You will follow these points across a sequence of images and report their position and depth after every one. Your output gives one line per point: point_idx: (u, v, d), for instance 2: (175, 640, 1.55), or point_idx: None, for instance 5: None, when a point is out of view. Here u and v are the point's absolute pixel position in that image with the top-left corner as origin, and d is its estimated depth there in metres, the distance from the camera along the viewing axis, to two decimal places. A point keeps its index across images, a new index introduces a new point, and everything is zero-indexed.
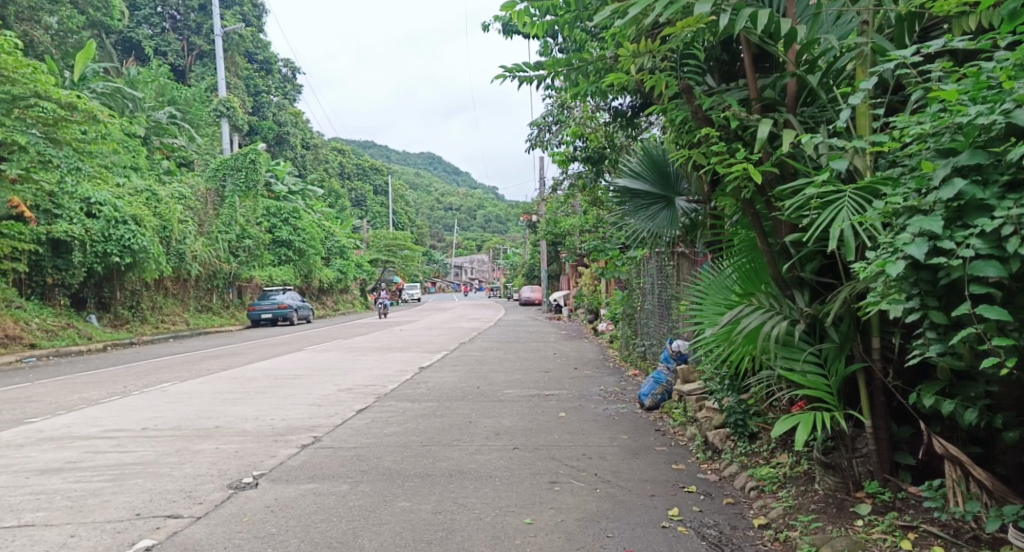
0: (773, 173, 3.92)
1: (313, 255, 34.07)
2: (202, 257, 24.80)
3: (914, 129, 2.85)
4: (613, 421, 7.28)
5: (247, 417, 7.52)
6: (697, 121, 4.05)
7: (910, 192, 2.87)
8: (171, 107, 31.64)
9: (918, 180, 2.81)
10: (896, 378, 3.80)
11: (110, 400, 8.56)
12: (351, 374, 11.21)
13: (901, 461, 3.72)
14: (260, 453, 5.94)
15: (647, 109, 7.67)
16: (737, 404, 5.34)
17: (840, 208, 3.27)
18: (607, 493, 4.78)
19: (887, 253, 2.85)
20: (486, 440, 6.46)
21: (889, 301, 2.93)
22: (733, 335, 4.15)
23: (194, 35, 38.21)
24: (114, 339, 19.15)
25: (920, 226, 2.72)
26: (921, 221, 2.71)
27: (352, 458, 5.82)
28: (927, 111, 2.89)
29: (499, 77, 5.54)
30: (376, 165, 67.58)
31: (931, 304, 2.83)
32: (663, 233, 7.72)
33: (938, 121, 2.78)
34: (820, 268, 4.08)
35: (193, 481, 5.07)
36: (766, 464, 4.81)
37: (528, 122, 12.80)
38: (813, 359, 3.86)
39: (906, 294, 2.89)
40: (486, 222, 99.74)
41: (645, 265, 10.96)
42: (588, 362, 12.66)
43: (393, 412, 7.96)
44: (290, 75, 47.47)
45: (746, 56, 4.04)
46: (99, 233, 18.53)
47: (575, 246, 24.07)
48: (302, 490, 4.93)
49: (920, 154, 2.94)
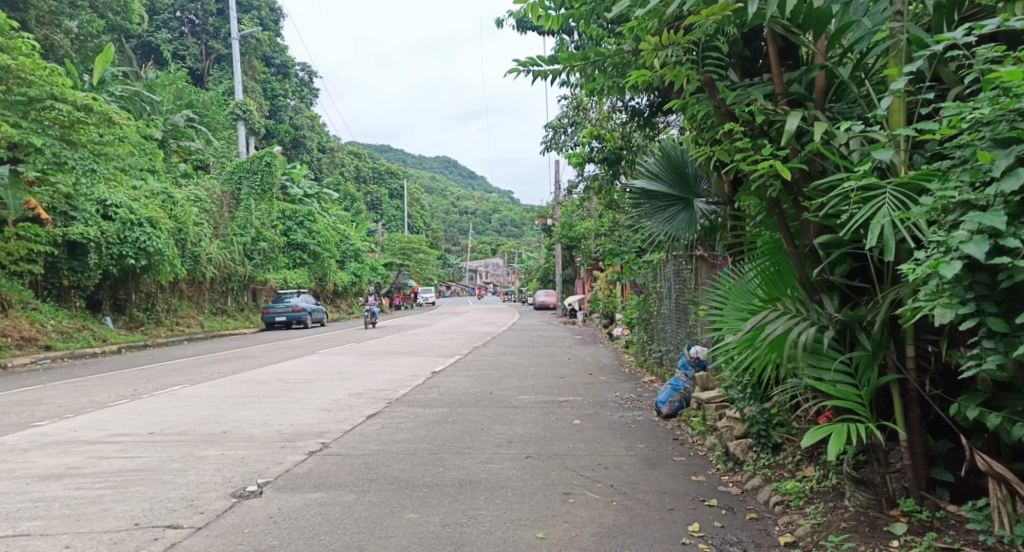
0: (802, 171, 3.71)
1: (329, 258, 34.10)
2: (218, 260, 24.84)
3: (970, 115, 2.62)
4: (630, 428, 7.07)
5: (255, 422, 7.39)
6: (719, 116, 3.85)
7: (963, 185, 2.68)
8: (189, 110, 31.83)
9: (972, 172, 2.61)
10: (933, 388, 3.58)
11: (120, 404, 8.48)
12: (363, 378, 11.08)
13: (939, 477, 3.49)
14: (266, 460, 5.79)
15: (665, 108, 7.47)
16: (759, 413, 5.12)
17: (879, 206, 3.08)
18: (623, 506, 4.58)
19: (939, 252, 2.64)
20: (498, 448, 6.27)
21: (941, 304, 2.71)
22: (757, 342, 3.92)
23: (212, 40, 38.47)
24: (129, 342, 19.18)
25: (978, 224, 2.51)
26: (979, 216, 2.50)
27: (361, 466, 5.66)
28: (982, 97, 2.66)
29: (511, 71, 5.37)
30: (392, 169, 67.72)
31: (989, 309, 2.65)
32: (681, 236, 7.51)
33: (997, 107, 2.56)
34: (851, 271, 3.87)
35: (195, 489, 4.92)
36: (791, 477, 4.59)
37: (543, 124, 12.65)
38: (843, 368, 3.64)
39: (960, 299, 2.70)
40: (501, 226, 99.68)
41: (662, 269, 10.74)
42: (604, 368, 12.45)
43: (404, 418, 7.81)
44: (307, 79, 47.67)
45: (771, 48, 3.85)
46: (115, 235, 18.58)
47: (591, 250, 23.86)
48: (308, 500, 4.77)
49: (973, 145, 2.72)
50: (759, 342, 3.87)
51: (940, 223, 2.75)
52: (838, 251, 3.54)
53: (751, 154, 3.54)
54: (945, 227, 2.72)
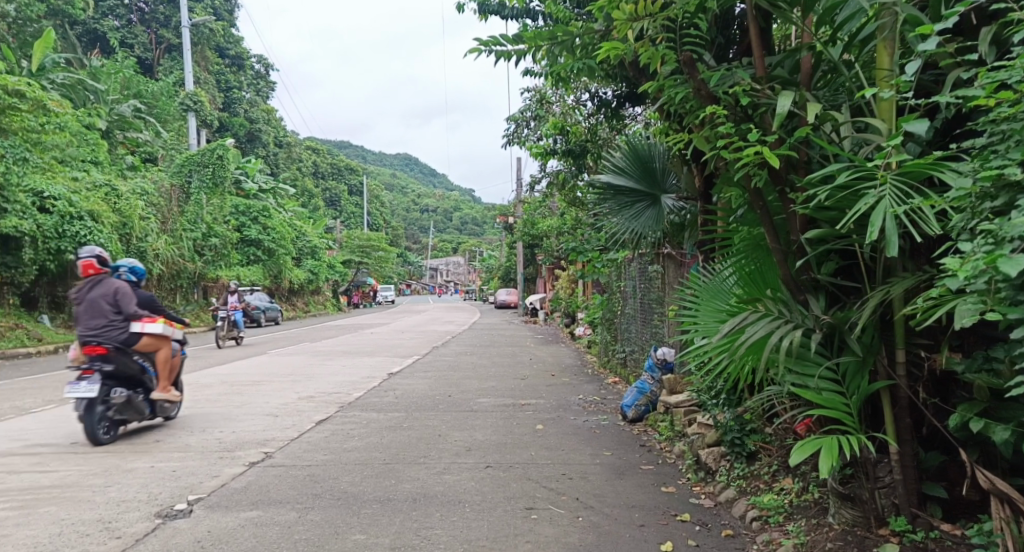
0: (788, 160, 3.40)
1: (284, 255, 33.19)
2: (165, 255, 23.77)
3: None
4: (594, 434, 6.74)
5: (192, 429, 6.84)
6: (700, 99, 3.53)
7: (1012, 164, 2.31)
8: (138, 100, 30.59)
9: None
10: (924, 397, 3.32)
11: (44, 410, 7.83)
12: (313, 381, 10.53)
13: (932, 493, 3.24)
14: (200, 473, 5.29)
15: (634, 99, 7.12)
16: (733, 419, 4.84)
17: (877, 200, 2.82)
18: (589, 523, 4.23)
19: (987, 242, 2.28)
20: (456, 457, 5.87)
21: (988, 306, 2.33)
22: (736, 347, 3.61)
23: (163, 28, 37.10)
24: (68, 341, 18.21)
25: None
26: None
27: (306, 479, 5.19)
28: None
29: (472, 51, 4.97)
30: (350, 165, 66.54)
31: None
32: (648, 233, 7.20)
33: None
34: (837, 269, 3.58)
35: (115, 509, 4.41)
36: (766, 489, 4.33)
37: (505, 117, 12.28)
38: (829, 375, 3.38)
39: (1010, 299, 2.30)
40: (462, 225, 99.07)
41: (626, 267, 10.46)
42: (566, 368, 12.13)
43: (356, 424, 7.34)
44: (262, 71, 46.41)
45: (753, 26, 3.56)
46: (53, 229, 17.58)
47: (553, 248, 23.57)
48: (242, 520, 4.30)
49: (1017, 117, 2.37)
50: (736, 347, 3.56)
51: (976, 210, 2.43)
52: (827, 248, 3.27)
53: (735, 140, 3.23)
54: (981, 214, 2.41)
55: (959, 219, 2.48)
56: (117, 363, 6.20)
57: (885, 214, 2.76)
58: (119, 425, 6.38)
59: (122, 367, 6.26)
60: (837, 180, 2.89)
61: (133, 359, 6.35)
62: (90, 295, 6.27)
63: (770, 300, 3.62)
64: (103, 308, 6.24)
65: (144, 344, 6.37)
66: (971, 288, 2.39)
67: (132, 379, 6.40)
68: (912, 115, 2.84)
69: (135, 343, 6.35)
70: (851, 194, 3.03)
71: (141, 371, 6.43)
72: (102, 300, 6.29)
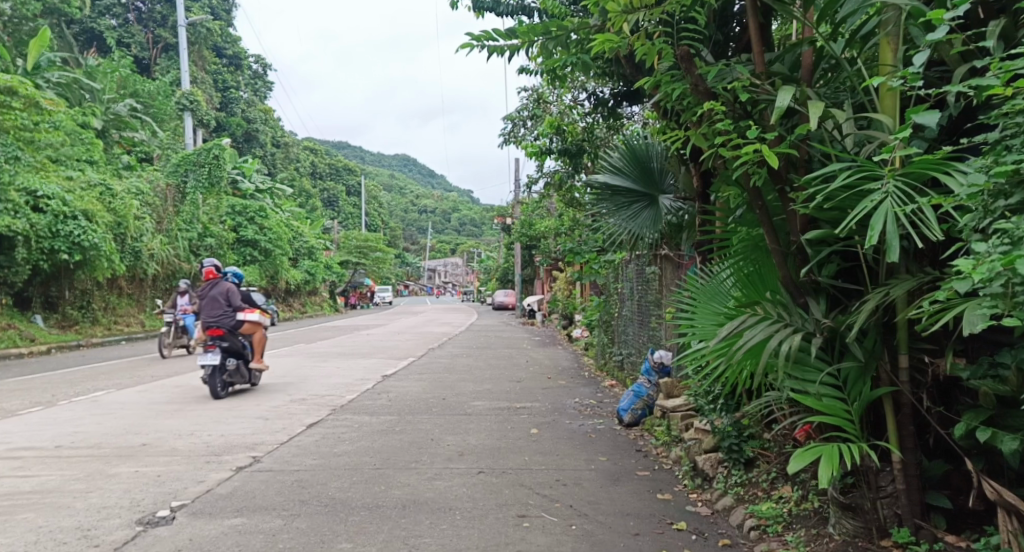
0: (788, 158, 3.29)
1: (281, 255, 33.02)
2: (160, 256, 23.60)
3: None
4: (590, 439, 6.62)
5: (180, 433, 6.72)
6: (696, 96, 3.42)
7: None
8: (134, 100, 30.46)
9: None
10: (929, 404, 3.20)
11: (31, 412, 7.71)
12: (307, 383, 10.40)
13: (936, 503, 3.13)
14: (186, 479, 5.17)
15: (631, 98, 7.01)
16: (731, 425, 4.74)
17: (878, 201, 2.70)
18: (582, 532, 4.11)
19: (1003, 242, 2.16)
20: (448, 462, 5.75)
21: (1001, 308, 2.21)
22: (734, 351, 3.50)
23: (160, 28, 36.99)
24: (61, 341, 18.10)
25: None
26: None
27: (293, 485, 5.07)
28: None
29: (464, 46, 4.86)
30: (348, 165, 66.41)
31: None
32: (645, 234, 7.09)
33: None
34: (839, 271, 3.47)
35: (95, 516, 4.29)
36: (765, 497, 4.22)
37: (502, 117, 12.16)
38: (830, 380, 3.27)
39: None
40: (460, 226, 98.90)
41: (623, 269, 10.34)
42: (563, 371, 12.02)
43: (348, 427, 7.21)
44: (260, 71, 46.28)
45: (753, 20, 3.46)
46: (46, 228, 17.44)
47: (551, 249, 23.45)
48: (225, 528, 4.17)
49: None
50: (734, 351, 3.46)
51: (988, 208, 2.32)
52: (827, 250, 3.16)
53: (733, 136, 3.12)
54: (993, 212, 2.30)
55: (973, 218, 2.37)
56: (231, 342, 8.93)
57: (886, 215, 2.65)
58: (229, 386, 9.09)
59: (233, 345, 8.97)
60: (836, 180, 2.78)
61: (239, 339, 9.05)
62: (212, 295, 9.00)
63: (769, 303, 3.50)
64: (222, 304, 8.98)
65: (248, 330, 9.11)
66: (981, 293, 2.27)
67: (239, 355, 9.10)
68: (922, 107, 2.72)
69: (240, 327, 9.07)
70: (851, 195, 2.91)
71: (244, 347, 9.14)
72: (220, 299, 9.03)
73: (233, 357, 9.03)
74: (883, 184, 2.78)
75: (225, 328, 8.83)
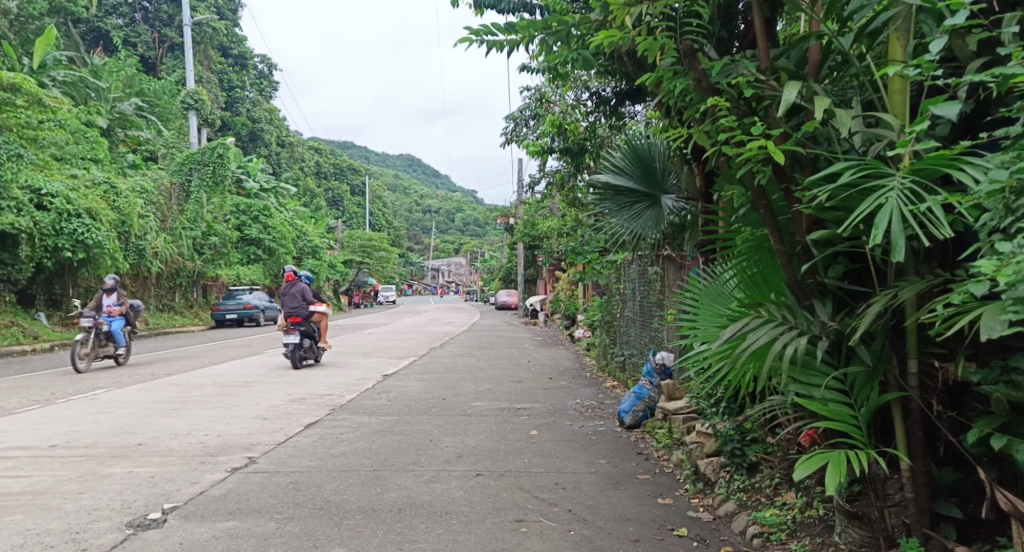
0: (793, 156, 3.19)
1: (285, 254, 33.00)
2: (164, 254, 23.57)
3: None
4: (590, 441, 6.53)
5: (177, 432, 6.65)
6: (700, 91, 3.32)
7: None
8: (140, 99, 30.46)
9: None
10: (939, 410, 3.10)
11: (28, 411, 7.65)
12: (306, 382, 10.32)
13: (945, 512, 3.03)
14: (179, 480, 5.09)
15: (633, 96, 6.90)
16: (733, 429, 4.64)
17: (883, 198, 2.60)
18: (581, 537, 4.01)
19: None
20: (446, 464, 5.66)
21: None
22: (737, 353, 3.40)
23: (166, 27, 37.02)
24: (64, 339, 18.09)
25: None
26: None
27: (288, 487, 4.99)
28: None
29: (463, 40, 4.76)
30: (353, 165, 66.44)
31: None
32: (648, 234, 6.99)
33: None
34: (845, 273, 3.37)
35: (85, 518, 4.22)
36: (768, 503, 4.12)
37: (505, 116, 12.07)
38: (836, 385, 3.17)
39: None
40: (465, 226, 98.89)
41: (625, 269, 10.24)
42: (565, 371, 11.92)
43: (345, 428, 7.13)
44: (265, 70, 46.28)
45: (758, 16, 3.37)
46: (50, 226, 17.45)
47: (554, 250, 23.36)
48: (216, 531, 4.10)
49: None
50: (738, 353, 3.36)
51: (1009, 206, 2.23)
52: (834, 250, 3.05)
53: (736, 133, 3.02)
54: (1016, 211, 2.21)
55: (998, 215, 2.27)
56: (306, 326, 11.99)
57: (892, 212, 2.53)
58: (303, 360, 12.14)
59: (307, 329, 12.02)
60: (841, 178, 2.68)
61: (311, 324, 12.13)
62: (291, 290, 12.02)
63: (773, 304, 3.40)
64: (298, 297, 12.02)
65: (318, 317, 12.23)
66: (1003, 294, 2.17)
67: (312, 335, 12.21)
68: (941, 98, 2.61)
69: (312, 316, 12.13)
70: (857, 193, 2.81)
71: (315, 331, 12.19)
72: (297, 294, 12.10)
73: (307, 338, 12.10)
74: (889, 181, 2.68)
75: (303, 315, 11.89)
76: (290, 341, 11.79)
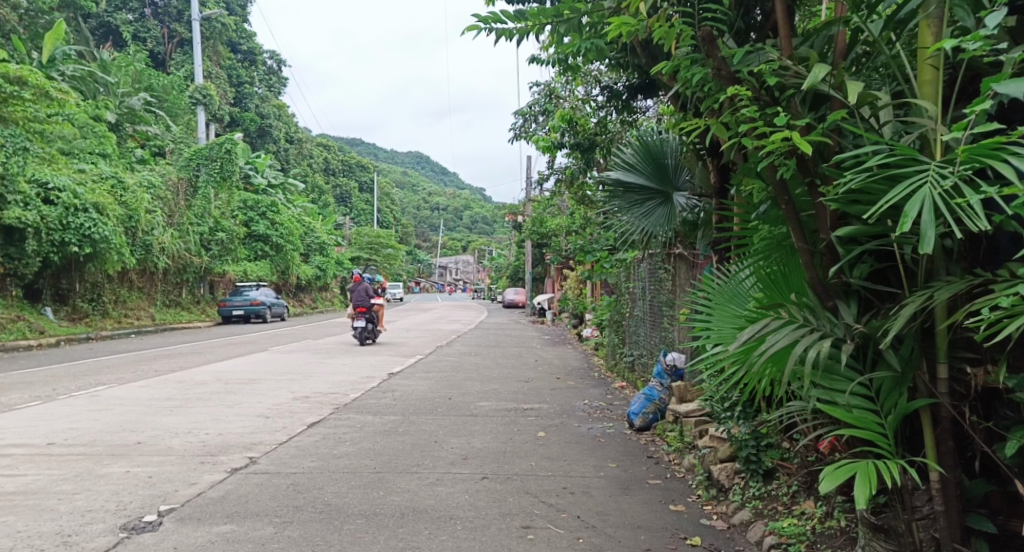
0: (816, 149, 3.00)
1: (292, 250, 32.91)
2: (171, 249, 23.50)
3: None
4: (599, 443, 6.38)
5: (177, 431, 6.53)
6: (720, 81, 3.15)
7: None
8: (148, 94, 30.42)
9: None
10: (973, 419, 2.91)
11: (29, 407, 7.56)
12: (311, 380, 10.21)
13: (978, 527, 2.85)
14: (177, 480, 4.97)
15: (646, 91, 6.70)
16: (749, 433, 4.46)
17: (917, 187, 2.41)
18: (590, 546, 3.85)
19: None
20: (451, 466, 5.52)
21: None
22: (755, 357, 3.23)
23: (175, 22, 37.02)
24: (70, 334, 18.06)
25: None
26: None
27: (288, 489, 4.85)
28: None
29: (470, 28, 4.60)
30: (362, 162, 66.37)
31: None
32: (659, 232, 6.81)
33: None
34: (872, 272, 3.17)
35: (78, 520, 4.10)
36: (786, 512, 3.95)
37: (514, 110, 11.91)
38: (860, 390, 3.00)
39: None
40: (473, 223, 98.77)
41: (635, 268, 10.08)
42: (573, 371, 11.75)
43: (349, 428, 6.99)
44: (274, 67, 46.22)
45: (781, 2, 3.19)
46: (56, 221, 17.39)
47: (562, 247, 23.18)
48: (212, 535, 3.96)
49: None
50: (756, 357, 3.19)
51: None
52: (862, 247, 2.87)
53: (759, 125, 2.84)
54: None
55: None
56: (370, 314, 15.92)
57: (926, 201, 2.35)
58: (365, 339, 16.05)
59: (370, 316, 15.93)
60: (873, 163, 2.49)
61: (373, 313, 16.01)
62: (357, 287, 15.87)
63: (794, 305, 3.23)
64: (363, 293, 15.91)
65: (377, 307, 16.08)
66: None
67: (372, 321, 16.08)
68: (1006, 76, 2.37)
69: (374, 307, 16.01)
70: (884, 181, 2.62)
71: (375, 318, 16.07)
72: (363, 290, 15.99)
73: (370, 323, 16.01)
74: (922, 170, 2.50)
75: (366, 305, 15.79)
76: (358, 325, 15.72)
